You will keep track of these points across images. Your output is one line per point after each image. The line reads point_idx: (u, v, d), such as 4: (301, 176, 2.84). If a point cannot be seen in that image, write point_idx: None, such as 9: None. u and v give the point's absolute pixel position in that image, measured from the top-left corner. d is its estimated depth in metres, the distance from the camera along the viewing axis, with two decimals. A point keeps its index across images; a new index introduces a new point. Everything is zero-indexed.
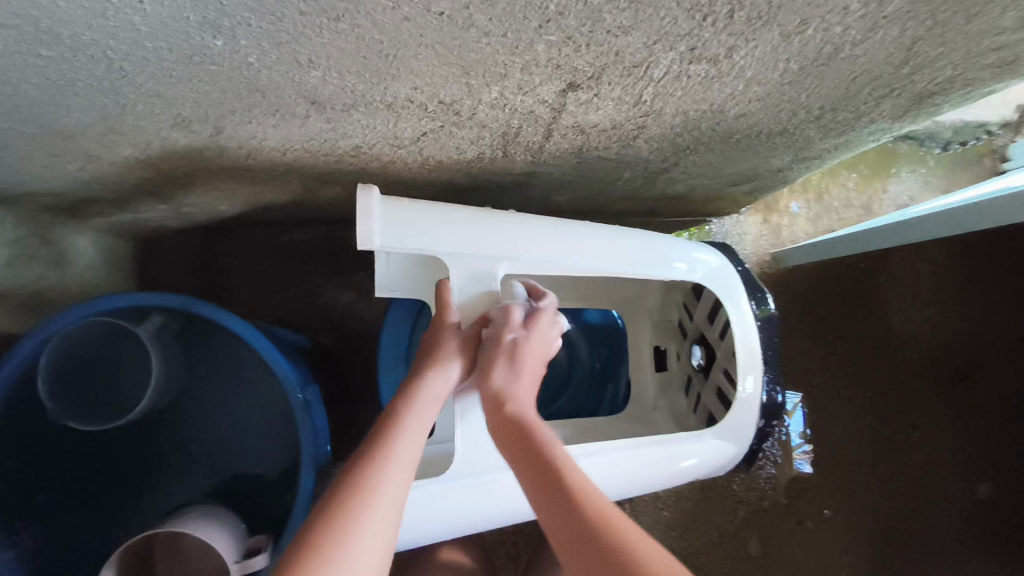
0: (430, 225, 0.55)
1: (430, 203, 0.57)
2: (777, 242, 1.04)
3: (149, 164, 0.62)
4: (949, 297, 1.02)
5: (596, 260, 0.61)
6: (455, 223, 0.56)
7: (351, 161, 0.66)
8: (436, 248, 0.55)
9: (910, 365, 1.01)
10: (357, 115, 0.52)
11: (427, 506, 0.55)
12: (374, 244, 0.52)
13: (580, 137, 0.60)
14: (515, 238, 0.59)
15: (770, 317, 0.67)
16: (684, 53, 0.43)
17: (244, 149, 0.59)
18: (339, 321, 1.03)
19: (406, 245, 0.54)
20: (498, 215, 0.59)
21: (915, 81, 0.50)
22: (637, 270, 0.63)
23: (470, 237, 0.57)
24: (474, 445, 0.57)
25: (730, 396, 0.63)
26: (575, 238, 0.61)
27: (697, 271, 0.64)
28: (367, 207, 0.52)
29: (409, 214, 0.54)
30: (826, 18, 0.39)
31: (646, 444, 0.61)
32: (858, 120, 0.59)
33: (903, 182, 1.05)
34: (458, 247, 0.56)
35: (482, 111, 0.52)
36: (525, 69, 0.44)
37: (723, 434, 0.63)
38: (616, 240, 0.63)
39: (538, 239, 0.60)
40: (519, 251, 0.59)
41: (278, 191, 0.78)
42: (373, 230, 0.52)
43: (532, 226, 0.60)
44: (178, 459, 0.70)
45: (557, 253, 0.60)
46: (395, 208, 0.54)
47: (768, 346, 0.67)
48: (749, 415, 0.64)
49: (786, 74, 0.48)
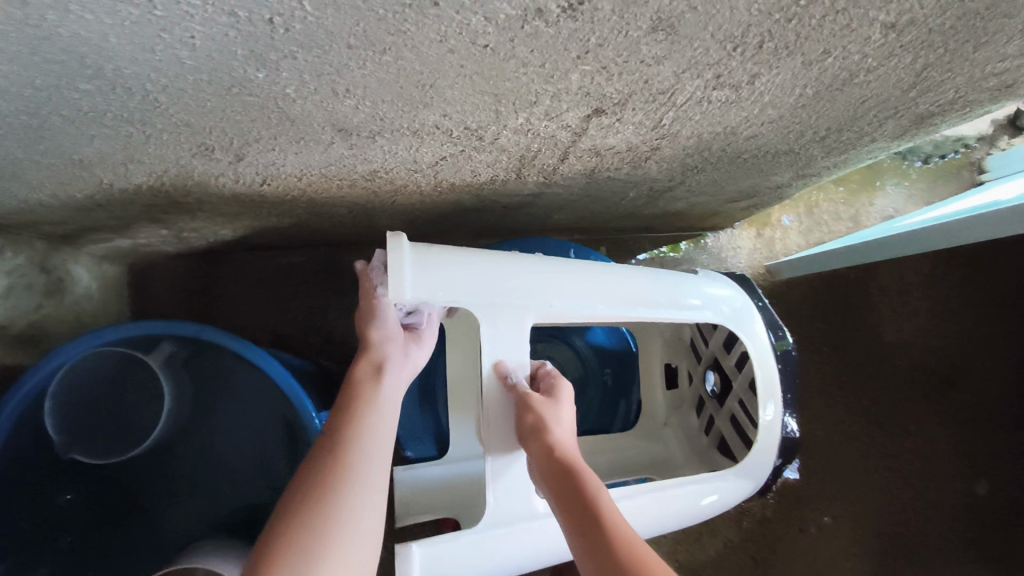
0: (460, 277, 0.56)
1: (460, 249, 0.57)
2: (771, 256, 1.07)
3: (160, 193, 0.62)
4: (935, 306, 1.05)
5: (622, 304, 0.62)
6: (485, 272, 0.57)
7: (365, 186, 0.66)
8: (467, 298, 0.56)
9: (900, 373, 1.04)
10: (382, 141, 0.52)
11: (461, 556, 0.56)
12: (405, 296, 0.53)
13: (595, 159, 0.61)
14: (547, 283, 0.59)
15: (787, 352, 0.67)
16: (710, 80, 0.44)
17: (260, 176, 0.59)
18: (339, 343, 1.01)
19: (434, 296, 0.55)
20: (526, 260, 0.59)
21: (920, 103, 0.53)
22: (659, 312, 0.63)
23: (500, 285, 0.57)
24: (506, 496, 0.58)
25: (749, 435, 0.64)
26: (602, 281, 0.61)
27: (713, 310, 0.65)
28: (398, 258, 0.53)
29: (437, 265, 0.55)
30: (847, 47, 0.41)
31: (668, 485, 0.61)
32: (861, 139, 0.62)
33: (888, 195, 1.09)
34: (489, 297, 0.57)
35: (505, 136, 0.53)
36: (556, 97, 0.45)
37: (743, 472, 0.64)
38: (639, 282, 0.63)
39: (564, 282, 0.60)
40: (551, 299, 0.59)
41: (285, 216, 0.77)
42: (404, 282, 0.53)
43: (557, 270, 0.60)
44: (185, 492, 0.69)
45: (588, 299, 0.60)
46: (426, 257, 0.55)
47: (789, 379, 0.67)
48: (770, 447, 0.64)
49: (800, 99, 0.49)
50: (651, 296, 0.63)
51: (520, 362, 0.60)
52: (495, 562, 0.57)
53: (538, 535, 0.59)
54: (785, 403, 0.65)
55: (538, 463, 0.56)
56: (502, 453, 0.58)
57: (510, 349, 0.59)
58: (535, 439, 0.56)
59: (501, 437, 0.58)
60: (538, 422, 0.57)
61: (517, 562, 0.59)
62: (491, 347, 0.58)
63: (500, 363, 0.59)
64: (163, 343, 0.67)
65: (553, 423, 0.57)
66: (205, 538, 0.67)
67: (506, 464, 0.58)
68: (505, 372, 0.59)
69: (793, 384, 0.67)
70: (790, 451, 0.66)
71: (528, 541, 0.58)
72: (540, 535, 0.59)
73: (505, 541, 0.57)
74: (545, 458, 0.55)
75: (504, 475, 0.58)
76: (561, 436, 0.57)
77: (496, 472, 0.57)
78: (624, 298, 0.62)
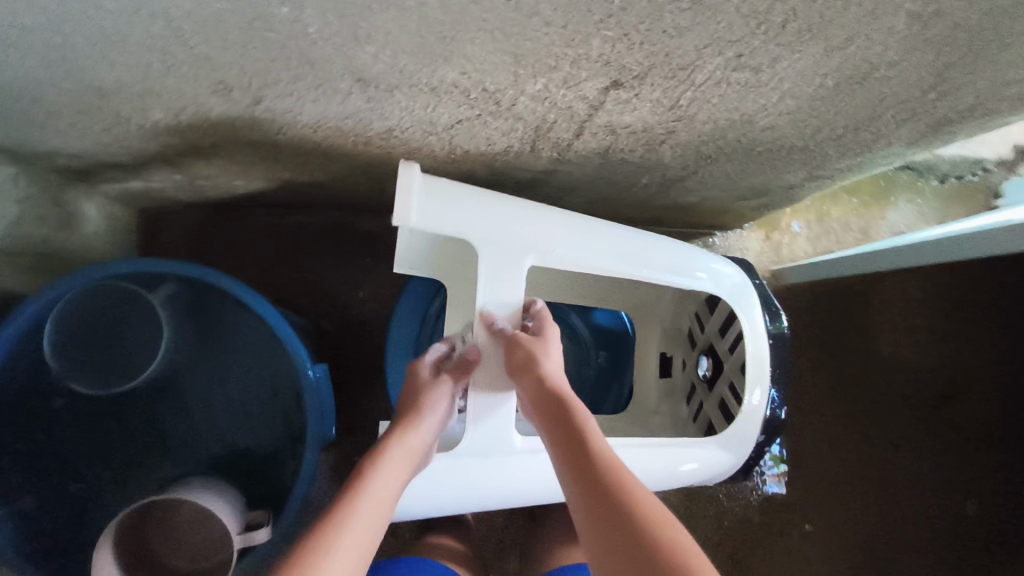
0: (467, 212, 0.56)
1: (467, 185, 0.57)
2: (777, 260, 1.06)
3: (176, 133, 0.62)
4: (935, 323, 1.05)
5: (623, 263, 0.62)
6: (491, 211, 0.57)
7: (379, 145, 0.66)
8: (469, 234, 0.56)
9: (894, 388, 1.04)
10: (399, 96, 0.53)
11: (433, 480, 0.57)
12: (410, 221, 0.53)
13: (609, 137, 0.61)
14: (551, 234, 0.59)
15: (782, 335, 0.67)
16: (731, 59, 0.44)
17: (277, 123, 0.59)
18: (340, 307, 1.01)
19: (437, 228, 0.55)
20: (532, 207, 0.59)
21: (938, 107, 0.53)
22: (661, 277, 0.63)
23: (504, 227, 0.57)
24: (485, 432, 0.58)
25: (731, 411, 0.64)
26: (607, 239, 0.61)
27: (718, 283, 0.64)
28: (407, 183, 0.53)
29: (444, 196, 0.55)
30: (871, 36, 0.41)
31: (651, 444, 0.61)
32: (877, 141, 0.62)
33: (900, 211, 1.09)
34: (492, 236, 0.57)
35: (522, 102, 0.53)
36: (575, 63, 0.45)
37: (725, 443, 0.64)
38: (644, 246, 0.63)
39: (568, 235, 0.60)
40: (553, 247, 0.59)
41: (298, 172, 0.78)
42: (410, 208, 0.53)
43: (563, 223, 0.60)
44: (180, 435, 0.70)
45: (590, 252, 0.61)
46: (433, 189, 0.55)
47: (780, 363, 0.66)
48: (752, 426, 0.64)
49: (820, 90, 0.49)
50: (656, 261, 0.63)
51: (501, 305, 0.59)
52: (471, 487, 0.59)
53: (513, 471, 0.60)
54: (774, 389, 0.65)
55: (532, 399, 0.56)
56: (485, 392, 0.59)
57: (502, 299, 0.59)
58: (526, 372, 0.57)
59: (489, 379, 0.59)
60: (532, 360, 0.57)
61: (494, 495, 0.60)
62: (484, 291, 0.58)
63: (487, 312, 0.58)
64: (166, 282, 0.67)
65: (543, 357, 0.57)
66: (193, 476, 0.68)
67: (488, 403, 0.59)
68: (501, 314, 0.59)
69: (783, 373, 0.66)
70: (773, 432, 0.66)
71: (500, 477, 0.59)
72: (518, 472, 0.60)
73: (477, 472, 0.58)
74: (537, 393, 0.56)
75: (486, 416, 0.58)
76: (551, 372, 0.58)
77: (480, 410, 0.58)
78: (626, 258, 0.62)
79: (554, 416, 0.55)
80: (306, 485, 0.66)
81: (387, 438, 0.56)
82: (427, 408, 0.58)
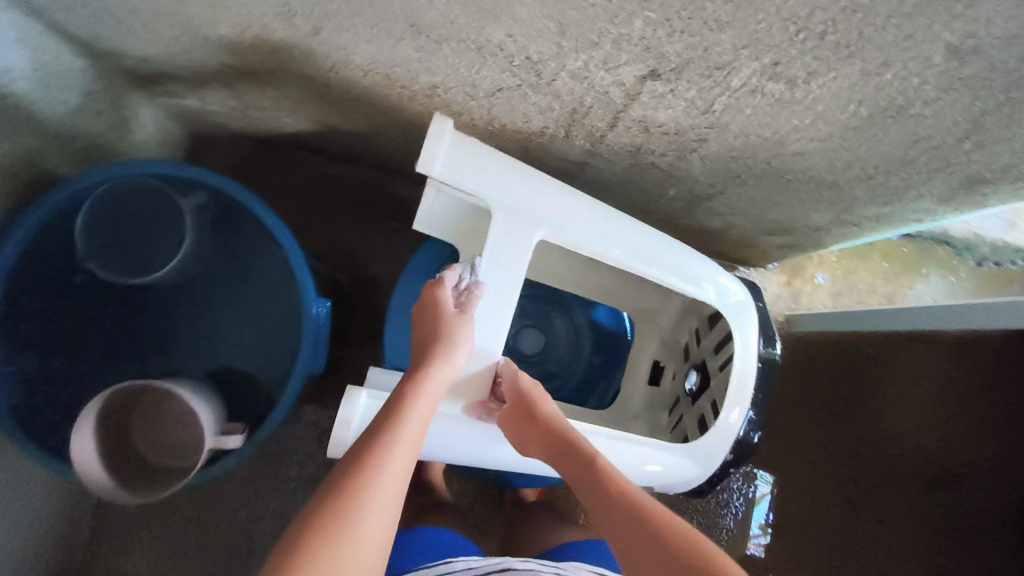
0: (490, 173, 0.58)
1: (496, 150, 0.60)
2: (793, 306, 1.07)
3: (237, 52, 0.65)
4: (943, 401, 1.00)
5: (633, 255, 0.63)
6: (512, 176, 0.59)
7: (422, 103, 0.68)
8: (487, 194, 0.59)
9: (889, 461, 1.01)
10: (447, 51, 0.55)
11: None
12: (433, 168, 0.56)
13: (642, 135, 0.62)
14: (567, 212, 0.61)
15: (772, 361, 0.68)
16: (767, 66, 0.45)
17: (331, 59, 0.62)
18: (358, 262, 1.04)
19: (458, 181, 0.58)
20: (555, 183, 0.61)
21: (971, 160, 0.53)
22: (667, 279, 0.64)
23: (523, 194, 0.59)
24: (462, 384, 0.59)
25: (707, 421, 0.65)
26: (622, 230, 0.63)
27: (722, 298, 0.65)
28: (438, 133, 0.56)
29: (471, 153, 0.58)
30: (907, 64, 0.41)
31: (622, 438, 0.61)
32: (907, 191, 0.62)
33: (930, 284, 1.08)
34: (509, 199, 0.59)
35: (562, 79, 0.55)
36: (616, 42, 0.47)
37: (693, 454, 0.64)
38: (657, 245, 0.64)
39: (584, 218, 0.62)
40: (567, 224, 0.61)
41: (344, 119, 0.81)
42: (436, 156, 0.56)
43: (580, 205, 0.62)
44: (186, 336, 0.75)
45: (602, 238, 0.62)
46: (463, 146, 0.58)
47: (764, 389, 0.67)
48: (723, 443, 0.65)
49: (853, 118, 0.50)
50: (665, 262, 0.64)
51: (507, 274, 0.60)
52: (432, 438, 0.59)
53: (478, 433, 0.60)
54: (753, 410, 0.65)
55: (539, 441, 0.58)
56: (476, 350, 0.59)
57: (508, 264, 0.60)
58: (515, 424, 0.59)
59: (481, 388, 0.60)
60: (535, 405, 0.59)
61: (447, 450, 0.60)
62: (492, 254, 0.59)
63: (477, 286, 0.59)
64: (199, 192, 0.70)
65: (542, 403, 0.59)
66: (189, 377, 0.72)
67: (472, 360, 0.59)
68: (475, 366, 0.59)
69: (764, 397, 0.67)
70: (743, 453, 0.67)
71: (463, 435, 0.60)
72: (466, 436, 0.60)
73: (443, 427, 0.59)
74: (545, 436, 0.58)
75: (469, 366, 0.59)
76: (554, 416, 0.59)
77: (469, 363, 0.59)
78: (636, 252, 0.63)
79: (567, 459, 0.57)
80: (286, 408, 0.69)
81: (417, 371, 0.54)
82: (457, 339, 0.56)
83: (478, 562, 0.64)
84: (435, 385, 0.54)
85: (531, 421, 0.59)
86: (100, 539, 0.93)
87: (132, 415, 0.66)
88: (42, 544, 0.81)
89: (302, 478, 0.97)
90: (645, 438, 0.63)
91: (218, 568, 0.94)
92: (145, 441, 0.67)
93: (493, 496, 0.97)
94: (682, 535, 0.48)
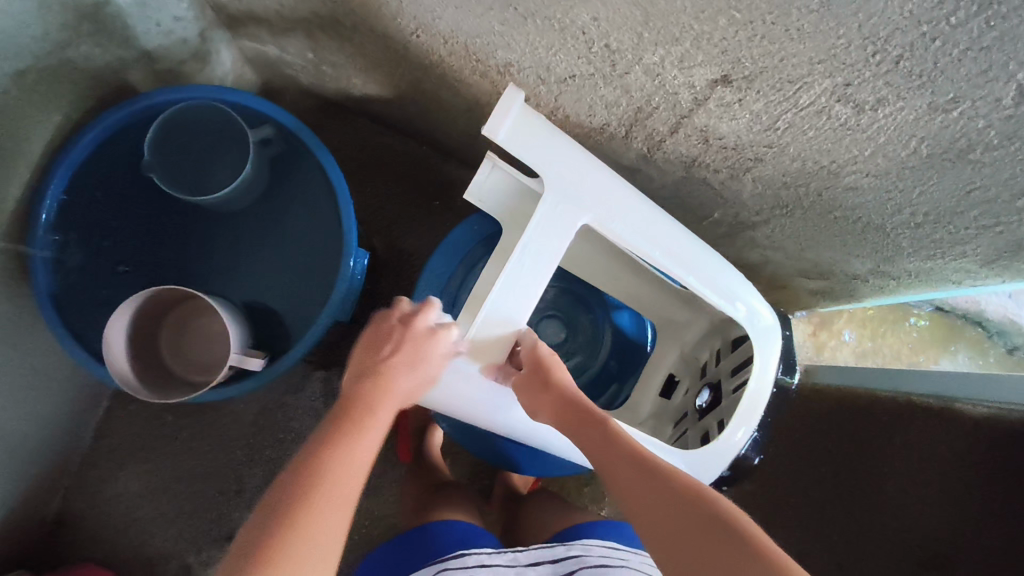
0: (549, 151, 0.60)
1: (560, 131, 0.62)
2: (814, 357, 1.11)
3: (329, 4, 0.68)
4: (953, 482, 0.92)
5: (669, 259, 0.64)
6: (571, 158, 0.61)
7: (493, 82, 0.70)
8: (544, 170, 0.61)
9: (883, 532, 0.96)
10: (530, 28, 0.57)
11: None
12: (498, 135, 0.58)
13: (701, 146, 0.64)
14: (615, 204, 0.62)
15: (786, 389, 0.68)
16: (838, 86, 0.46)
17: (417, 22, 0.64)
18: (395, 234, 1.06)
19: (518, 153, 0.60)
20: (609, 173, 0.63)
21: (1021, 221, 0.53)
22: (699, 289, 0.65)
23: (578, 179, 0.61)
24: (480, 341, 0.61)
25: (710, 436, 0.66)
26: (664, 233, 0.64)
27: (751, 320, 0.65)
28: (509, 104, 0.59)
29: (536, 128, 0.60)
30: (976, 104, 0.42)
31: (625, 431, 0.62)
32: (952, 246, 0.62)
33: (957, 362, 1.08)
34: (563, 180, 0.61)
35: (635, 73, 0.56)
36: (695, 40, 0.48)
37: (691, 466, 0.64)
38: (695, 254, 0.65)
39: (632, 213, 0.63)
40: (613, 217, 0.62)
41: (414, 89, 0.83)
42: (503, 124, 0.59)
43: (629, 199, 0.63)
44: (231, 264, 0.79)
45: (644, 237, 0.63)
46: (530, 120, 0.60)
47: (772, 415, 0.68)
48: (721, 461, 0.65)
49: (912, 156, 0.51)
50: (700, 272, 0.64)
51: (546, 252, 0.62)
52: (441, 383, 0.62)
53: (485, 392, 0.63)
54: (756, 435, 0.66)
55: (556, 411, 0.59)
56: (499, 317, 0.61)
57: (550, 243, 0.62)
58: (528, 389, 0.61)
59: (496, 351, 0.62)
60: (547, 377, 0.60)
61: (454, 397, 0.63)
62: (537, 230, 0.61)
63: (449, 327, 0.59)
64: (266, 126, 0.74)
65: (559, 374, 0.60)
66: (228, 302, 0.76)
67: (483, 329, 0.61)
68: (498, 332, 0.61)
69: (772, 422, 0.68)
70: (739, 474, 0.67)
71: (471, 387, 0.63)
72: (478, 390, 0.63)
73: (456, 377, 0.62)
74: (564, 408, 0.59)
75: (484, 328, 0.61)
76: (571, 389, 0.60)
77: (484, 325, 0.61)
78: (673, 257, 0.64)
79: (582, 428, 0.57)
80: (304, 349, 0.70)
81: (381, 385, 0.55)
82: (421, 365, 0.57)
83: (490, 559, 0.65)
84: (387, 408, 0.54)
85: (545, 387, 0.60)
86: (99, 449, 0.95)
87: (166, 323, 0.73)
88: (47, 439, 0.83)
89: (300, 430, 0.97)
90: (647, 437, 0.64)
91: (202, 503, 0.96)
92: (173, 349, 0.74)
93: (483, 486, 0.98)
94: (686, 496, 0.48)
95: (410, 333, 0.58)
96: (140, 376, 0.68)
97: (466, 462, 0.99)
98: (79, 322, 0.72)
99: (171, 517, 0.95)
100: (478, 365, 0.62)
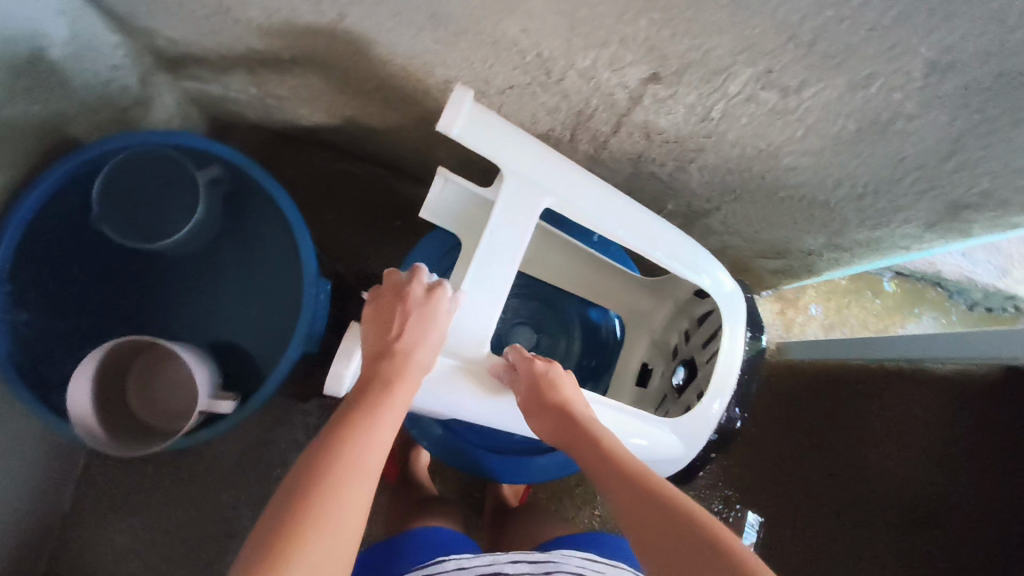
0: (504, 142, 0.60)
1: (510, 123, 0.62)
2: (784, 334, 1.08)
3: (263, 39, 0.68)
4: (929, 443, 1.01)
5: (633, 233, 0.65)
6: (527, 147, 0.62)
7: (437, 97, 0.71)
8: (504, 160, 0.61)
9: (871, 497, 1.00)
10: (464, 45, 0.58)
11: None
12: (453, 131, 0.57)
13: (644, 141, 0.65)
14: (576, 187, 0.63)
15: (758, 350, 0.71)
16: (762, 73, 0.48)
17: (353, 48, 0.65)
18: (360, 257, 1.06)
19: (475, 146, 0.59)
20: (564, 160, 0.64)
21: (953, 183, 0.55)
22: (664, 261, 0.66)
23: (536, 167, 0.62)
24: (464, 333, 0.61)
25: (691, 403, 0.68)
26: (626, 211, 0.65)
27: (715, 286, 0.67)
28: (459, 101, 0.57)
29: (489, 122, 0.59)
30: (891, 77, 0.45)
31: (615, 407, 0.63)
32: (894, 214, 0.64)
33: (922, 323, 1.11)
34: (523, 168, 0.61)
35: (571, 79, 0.58)
36: (623, 42, 0.49)
37: (679, 432, 0.66)
38: (654, 228, 0.66)
39: (593, 194, 0.64)
40: (574, 200, 0.63)
41: (360, 113, 0.83)
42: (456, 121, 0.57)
43: (587, 183, 0.64)
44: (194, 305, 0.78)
45: (609, 216, 0.64)
46: (482, 114, 0.59)
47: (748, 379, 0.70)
48: (705, 426, 0.67)
49: (843, 132, 0.53)
50: (662, 244, 0.66)
51: (517, 237, 0.63)
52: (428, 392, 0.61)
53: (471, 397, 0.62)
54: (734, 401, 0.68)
55: (546, 423, 0.60)
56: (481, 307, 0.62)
57: (518, 230, 0.62)
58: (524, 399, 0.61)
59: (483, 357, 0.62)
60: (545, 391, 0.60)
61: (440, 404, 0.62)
62: (505, 217, 0.62)
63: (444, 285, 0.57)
64: (213, 165, 0.74)
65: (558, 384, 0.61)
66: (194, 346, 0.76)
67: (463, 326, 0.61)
68: (478, 324, 0.62)
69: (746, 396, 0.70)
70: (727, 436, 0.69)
71: (457, 390, 0.61)
72: (471, 394, 0.62)
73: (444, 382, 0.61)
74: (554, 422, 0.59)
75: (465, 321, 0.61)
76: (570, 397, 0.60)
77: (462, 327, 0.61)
78: (637, 232, 0.65)
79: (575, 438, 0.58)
80: (278, 379, 0.70)
81: (385, 370, 0.53)
82: (428, 330, 0.56)
83: (472, 561, 0.66)
84: (407, 385, 0.53)
85: (540, 399, 0.60)
86: (78, 509, 0.93)
87: (131, 375, 0.73)
88: (22, 506, 0.82)
89: (284, 464, 0.97)
90: (632, 411, 0.64)
91: (191, 549, 0.94)
92: (141, 401, 0.74)
93: (474, 499, 0.98)
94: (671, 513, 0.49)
95: (409, 303, 0.56)
96: (110, 430, 0.67)
97: (455, 475, 0.99)
98: (42, 383, 0.71)
99: (161, 568, 0.93)
100: (461, 365, 0.61)
